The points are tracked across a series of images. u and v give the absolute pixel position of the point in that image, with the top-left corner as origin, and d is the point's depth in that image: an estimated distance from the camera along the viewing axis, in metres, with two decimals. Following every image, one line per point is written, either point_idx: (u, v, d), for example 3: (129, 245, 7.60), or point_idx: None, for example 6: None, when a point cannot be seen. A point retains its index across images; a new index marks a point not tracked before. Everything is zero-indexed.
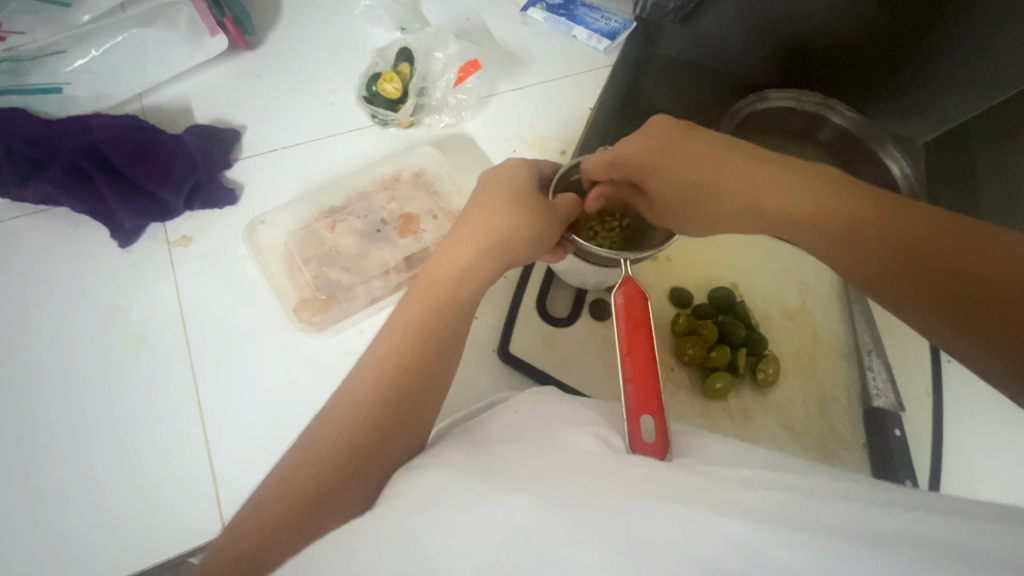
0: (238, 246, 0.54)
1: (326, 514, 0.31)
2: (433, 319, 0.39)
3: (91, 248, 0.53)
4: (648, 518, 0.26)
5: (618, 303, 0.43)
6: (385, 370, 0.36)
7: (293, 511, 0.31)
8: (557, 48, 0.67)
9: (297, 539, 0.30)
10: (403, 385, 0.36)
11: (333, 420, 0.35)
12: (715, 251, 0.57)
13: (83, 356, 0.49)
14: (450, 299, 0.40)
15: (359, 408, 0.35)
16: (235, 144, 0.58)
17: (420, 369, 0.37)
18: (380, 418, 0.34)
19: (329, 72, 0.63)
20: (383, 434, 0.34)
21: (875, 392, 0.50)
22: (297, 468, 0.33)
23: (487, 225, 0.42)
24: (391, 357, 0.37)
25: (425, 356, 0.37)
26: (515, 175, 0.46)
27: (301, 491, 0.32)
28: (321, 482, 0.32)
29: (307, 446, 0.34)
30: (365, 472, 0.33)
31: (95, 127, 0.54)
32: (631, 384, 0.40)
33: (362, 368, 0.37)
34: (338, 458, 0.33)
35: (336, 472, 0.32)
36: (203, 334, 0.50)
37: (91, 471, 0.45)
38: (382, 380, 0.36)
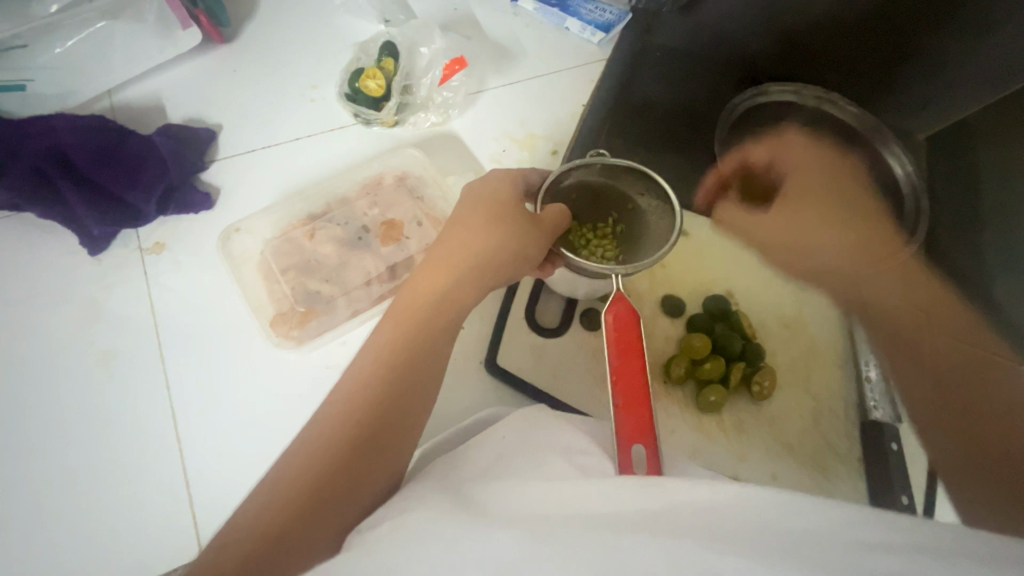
0: (213, 254, 0.51)
1: (294, 555, 0.30)
2: (411, 343, 0.37)
3: (60, 257, 0.51)
4: (634, 555, 0.26)
5: (607, 322, 0.41)
6: (360, 400, 0.35)
7: (258, 549, 0.30)
8: (549, 41, 0.64)
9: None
10: (378, 415, 0.35)
11: (307, 444, 0.34)
12: (706, 259, 0.55)
13: (55, 371, 0.47)
14: (425, 319, 0.39)
15: (330, 436, 0.34)
16: (210, 145, 0.55)
17: (395, 389, 0.36)
18: (351, 446, 0.33)
19: (309, 67, 0.60)
20: (360, 466, 0.33)
21: (873, 405, 0.49)
22: (265, 500, 0.32)
23: (465, 243, 0.41)
24: (363, 388, 0.36)
25: (399, 380, 0.36)
26: (498, 188, 0.44)
27: (267, 528, 0.30)
28: (289, 522, 0.30)
29: (279, 476, 0.33)
30: (335, 507, 0.32)
31: (60, 128, 0.51)
32: (621, 411, 0.37)
33: (337, 397, 0.36)
34: (307, 496, 0.31)
35: (305, 511, 0.31)
36: (179, 348, 0.48)
37: (62, 495, 0.44)
38: (356, 407, 0.35)
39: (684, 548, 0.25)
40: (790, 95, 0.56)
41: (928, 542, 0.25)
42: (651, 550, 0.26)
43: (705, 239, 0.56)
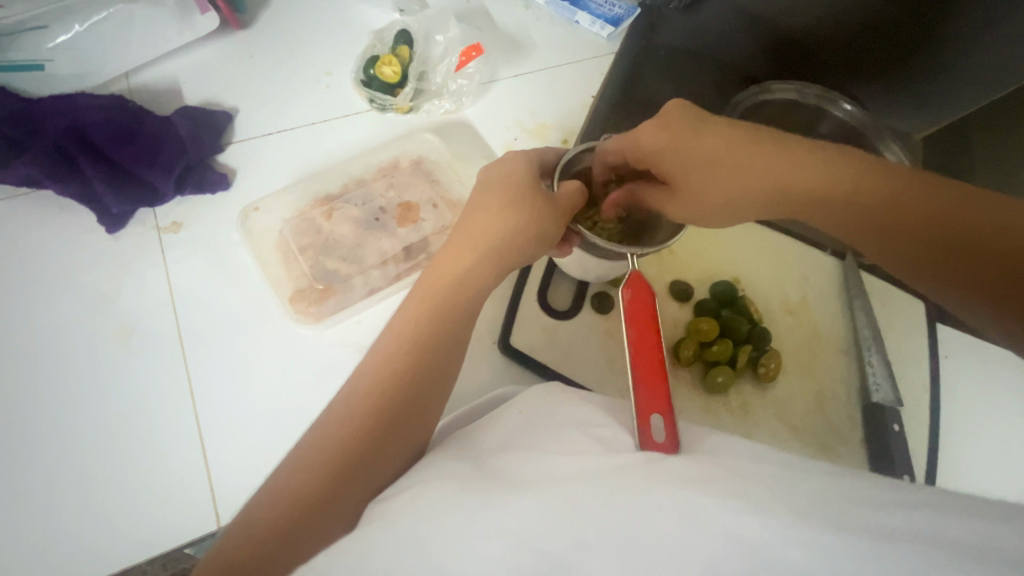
0: (230, 234, 0.52)
1: (317, 530, 0.31)
2: (429, 328, 0.38)
3: (78, 234, 0.51)
4: (656, 517, 0.27)
5: (624, 299, 0.43)
6: (380, 381, 0.36)
7: (281, 524, 0.31)
8: (560, 33, 0.65)
9: (284, 563, 0.30)
10: (397, 396, 0.36)
11: (326, 426, 0.35)
12: (716, 244, 0.57)
13: (74, 345, 0.48)
14: (443, 308, 0.39)
15: (345, 425, 0.34)
16: (227, 128, 0.56)
17: (415, 372, 0.37)
18: (367, 433, 0.34)
19: (325, 54, 0.61)
20: (378, 447, 0.34)
21: (873, 386, 0.50)
22: (278, 487, 0.33)
23: (484, 230, 0.42)
24: (383, 370, 0.37)
25: (416, 371, 0.37)
26: (515, 172, 0.45)
27: (287, 506, 0.31)
28: (312, 497, 0.32)
29: (302, 455, 0.34)
30: (355, 485, 0.33)
31: (81, 107, 0.52)
32: (640, 385, 0.39)
33: (358, 379, 0.37)
34: (328, 472, 0.33)
35: (326, 487, 0.32)
36: (196, 325, 0.49)
37: (80, 465, 0.44)
38: (372, 396, 0.35)
39: (705, 503, 0.27)
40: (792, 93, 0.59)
41: (935, 498, 0.26)
42: (672, 510, 0.27)
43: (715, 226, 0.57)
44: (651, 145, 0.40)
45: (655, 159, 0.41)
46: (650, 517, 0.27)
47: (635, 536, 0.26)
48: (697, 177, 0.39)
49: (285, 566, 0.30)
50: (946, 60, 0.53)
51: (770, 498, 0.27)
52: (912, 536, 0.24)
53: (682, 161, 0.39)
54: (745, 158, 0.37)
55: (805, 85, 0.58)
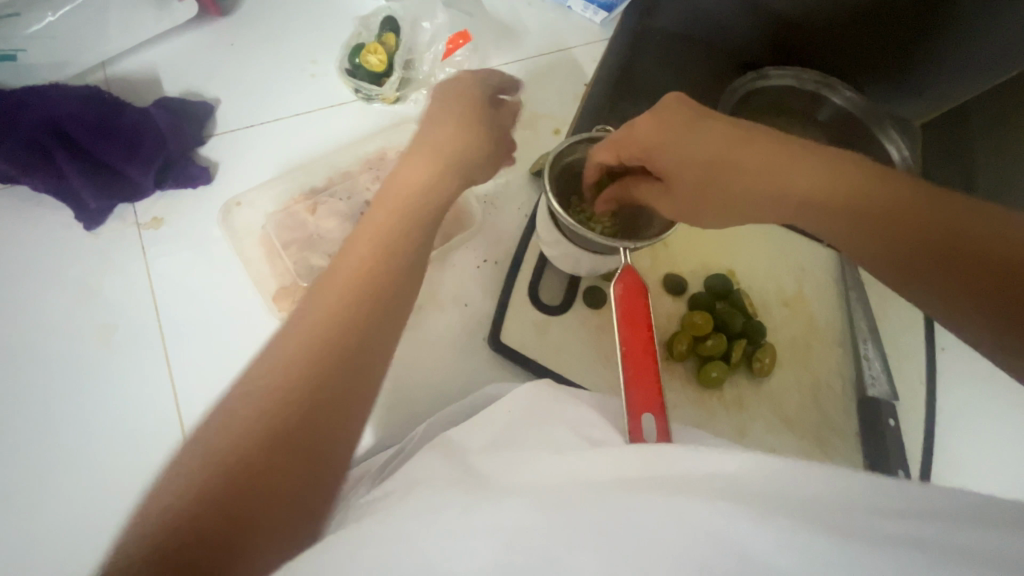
0: (212, 229, 0.51)
1: (247, 515, 0.25)
2: (377, 263, 0.35)
3: (56, 231, 0.50)
4: (642, 516, 0.26)
5: (616, 294, 0.41)
6: (323, 328, 0.31)
7: (196, 511, 0.24)
8: (552, 18, 0.63)
9: (228, 564, 0.24)
10: (343, 343, 0.30)
11: (256, 386, 0.29)
12: (710, 235, 0.55)
13: (52, 344, 0.47)
14: (395, 234, 0.37)
15: (286, 397, 0.28)
16: (209, 119, 0.55)
17: (364, 315, 0.32)
18: (308, 391, 0.29)
19: (309, 42, 0.59)
20: (323, 407, 0.28)
21: (869, 381, 0.50)
22: (202, 478, 0.25)
23: (439, 146, 0.44)
24: (326, 315, 0.31)
25: (366, 312, 0.32)
26: (467, 93, 0.49)
27: (207, 489, 0.25)
28: (241, 475, 0.26)
29: (223, 421, 0.28)
30: (296, 458, 0.27)
31: (55, 98, 0.50)
32: (632, 381, 0.38)
33: (294, 324, 0.31)
34: (262, 444, 0.27)
35: (259, 464, 0.26)
36: (177, 323, 0.48)
37: (63, 467, 0.44)
38: (315, 345, 0.30)
39: (691, 505, 0.26)
40: (789, 80, 0.58)
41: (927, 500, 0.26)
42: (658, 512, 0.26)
43: None
44: (644, 143, 0.38)
45: (647, 158, 0.39)
46: (635, 519, 0.26)
47: (624, 540, 0.25)
48: (686, 170, 0.38)
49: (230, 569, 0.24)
50: (952, 42, 0.52)
51: (763, 497, 0.26)
52: (905, 543, 0.23)
53: (676, 158, 0.37)
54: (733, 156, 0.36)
55: (802, 72, 0.57)
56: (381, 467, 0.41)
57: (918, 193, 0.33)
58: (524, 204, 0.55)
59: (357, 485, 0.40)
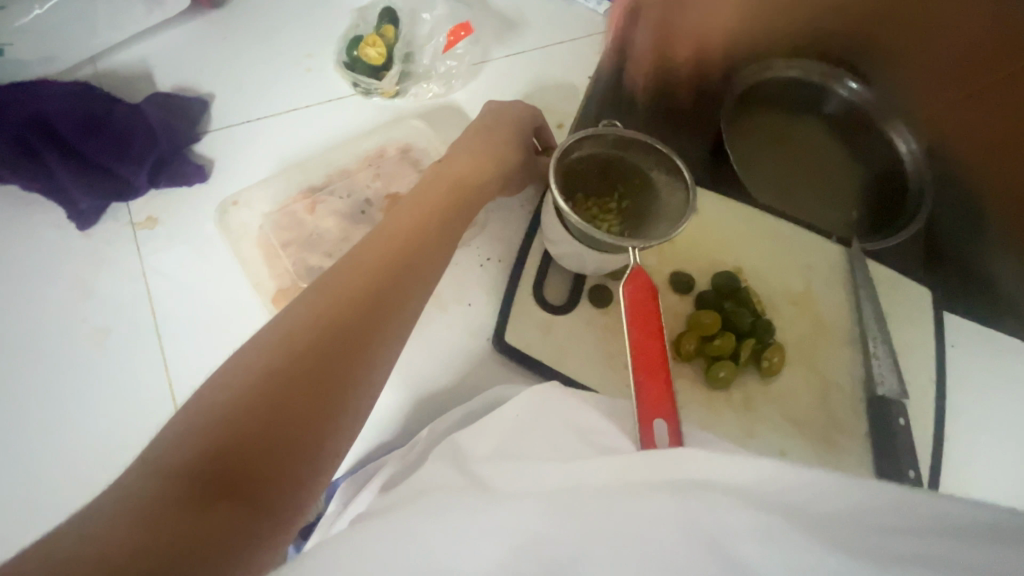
0: (208, 229, 0.49)
1: (283, 441, 0.27)
2: (403, 247, 0.38)
3: (48, 232, 0.49)
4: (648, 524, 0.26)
5: (625, 296, 0.40)
6: (354, 290, 0.34)
7: (239, 432, 0.26)
8: (553, 9, 0.62)
9: (264, 484, 0.26)
10: (373, 306, 0.34)
11: (292, 329, 0.31)
12: (717, 231, 0.54)
13: (46, 347, 0.46)
14: (423, 234, 0.40)
15: (300, 351, 0.30)
16: (203, 115, 0.53)
17: (390, 285, 0.35)
18: (340, 341, 0.31)
19: (305, 34, 0.58)
20: (353, 357, 0.32)
21: (879, 379, 0.49)
22: (224, 414, 0.27)
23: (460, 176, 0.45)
24: (358, 280, 0.35)
25: (392, 282, 0.36)
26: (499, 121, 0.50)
27: (248, 413, 0.27)
28: (280, 403, 0.28)
29: (260, 356, 0.29)
30: (328, 397, 0.29)
31: (44, 96, 0.49)
32: (643, 384, 0.38)
33: (326, 284, 0.34)
34: (299, 379, 0.29)
35: (296, 396, 0.28)
36: (174, 326, 0.46)
37: (58, 473, 0.42)
38: (347, 303, 0.33)
39: (699, 512, 0.25)
40: (798, 70, 0.59)
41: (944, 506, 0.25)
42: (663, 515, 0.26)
43: (716, 214, 0.55)
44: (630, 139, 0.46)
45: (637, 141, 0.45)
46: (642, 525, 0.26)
47: (628, 548, 0.25)
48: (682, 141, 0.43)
49: (246, 505, 0.25)
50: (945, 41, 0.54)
51: (776, 501, 0.26)
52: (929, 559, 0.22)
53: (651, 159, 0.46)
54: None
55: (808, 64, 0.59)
56: (385, 473, 0.41)
57: None
58: (527, 202, 0.54)
59: (364, 494, 0.40)
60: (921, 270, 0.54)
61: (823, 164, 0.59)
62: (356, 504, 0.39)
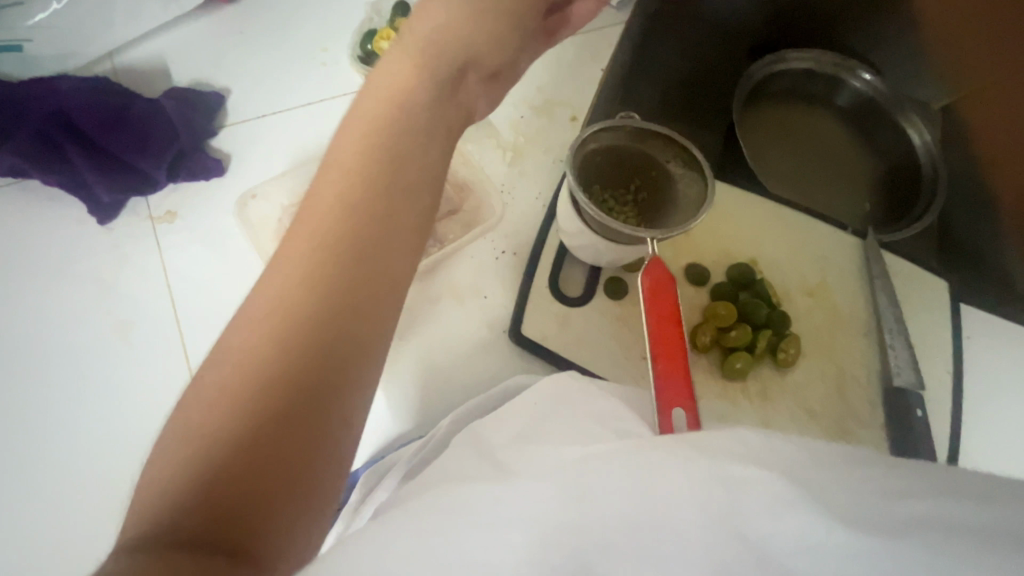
0: (227, 222, 0.50)
1: (274, 472, 0.24)
2: (368, 199, 0.31)
3: (69, 226, 0.50)
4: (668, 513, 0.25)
5: (644, 285, 0.41)
6: (316, 273, 0.28)
7: (221, 474, 0.23)
8: None
9: (260, 522, 0.23)
10: (344, 287, 0.28)
11: (254, 341, 0.26)
12: (732, 223, 0.54)
13: (69, 340, 0.46)
14: (380, 166, 0.32)
15: (273, 364, 0.26)
16: (220, 109, 0.54)
17: (358, 255, 0.29)
18: (314, 340, 0.27)
19: (319, 28, 0.58)
20: (331, 354, 0.27)
21: (895, 370, 0.49)
22: (207, 450, 0.24)
23: (438, 35, 0.37)
24: (318, 257, 0.29)
25: (359, 252, 0.29)
26: None
27: (228, 450, 0.24)
28: (263, 429, 0.24)
29: (229, 379, 0.26)
30: (314, 409, 0.26)
31: (64, 92, 0.49)
32: (661, 373, 0.38)
33: (282, 272, 0.28)
34: (279, 398, 0.25)
35: (277, 419, 0.25)
36: (196, 317, 0.47)
37: (83, 462, 0.43)
38: (313, 291, 0.28)
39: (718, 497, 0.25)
40: (809, 63, 0.58)
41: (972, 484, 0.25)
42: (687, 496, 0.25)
43: (731, 205, 0.55)
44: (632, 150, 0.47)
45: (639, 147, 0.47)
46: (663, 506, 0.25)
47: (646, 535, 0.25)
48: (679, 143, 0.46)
49: (244, 553, 0.22)
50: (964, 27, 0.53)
51: (809, 477, 0.25)
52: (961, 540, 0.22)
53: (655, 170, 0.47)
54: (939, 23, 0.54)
55: (822, 54, 0.58)
56: (404, 463, 0.41)
57: None
58: (542, 195, 0.54)
59: (383, 486, 0.40)
60: (937, 261, 0.54)
61: (836, 158, 0.59)
62: (378, 493, 0.39)
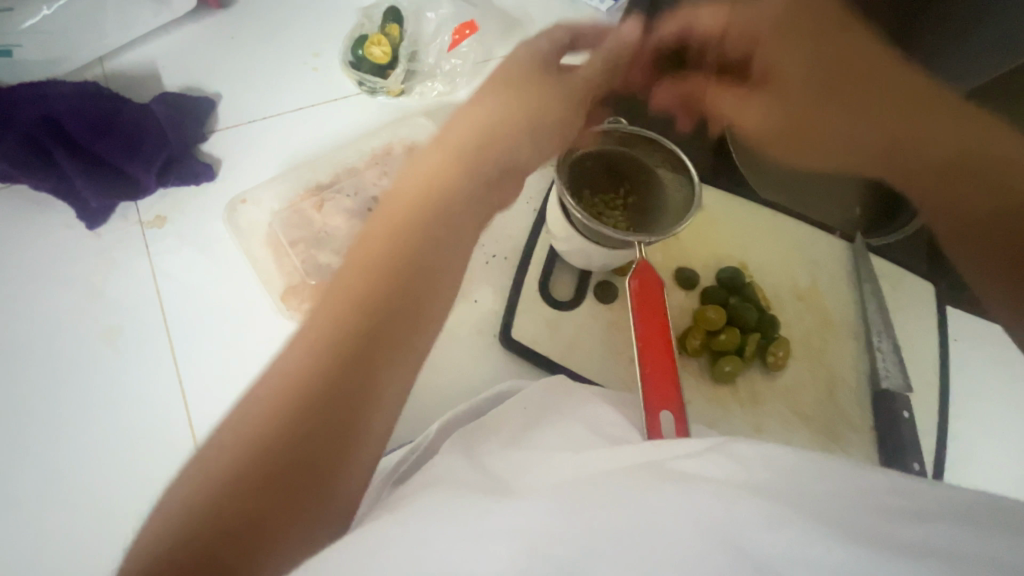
0: (217, 227, 0.50)
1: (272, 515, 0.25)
2: (399, 252, 0.33)
3: (57, 230, 0.49)
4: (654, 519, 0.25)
5: (632, 288, 0.41)
6: (348, 323, 0.30)
7: (222, 509, 0.25)
8: (557, 8, 0.62)
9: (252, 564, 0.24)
10: (367, 340, 0.30)
11: (280, 380, 0.28)
12: (723, 227, 0.55)
13: (57, 345, 0.46)
14: (414, 223, 0.35)
15: (288, 405, 0.27)
16: (211, 114, 0.54)
17: (386, 311, 0.31)
18: (331, 386, 0.28)
19: (311, 34, 0.58)
20: (347, 404, 0.28)
21: (883, 373, 0.49)
22: (213, 484, 0.25)
23: (484, 123, 0.41)
24: (352, 308, 0.31)
25: (387, 308, 0.31)
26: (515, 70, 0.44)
27: (232, 486, 0.25)
28: (265, 473, 0.26)
29: (251, 414, 0.27)
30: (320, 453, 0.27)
31: (52, 96, 0.49)
32: (649, 376, 0.38)
33: (323, 316, 0.31)
34: (285, 441, 0.26)
35: (282, 464, 0.26)
36: (184, 322, 0.47)
37: (68, 468, 0.43)
38: (340, 339, 0.29)
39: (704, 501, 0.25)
40: None
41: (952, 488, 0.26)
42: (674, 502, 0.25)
43: (719, 211, 0.56)
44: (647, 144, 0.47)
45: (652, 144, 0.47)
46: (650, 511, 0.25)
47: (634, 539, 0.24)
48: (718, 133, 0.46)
49: None
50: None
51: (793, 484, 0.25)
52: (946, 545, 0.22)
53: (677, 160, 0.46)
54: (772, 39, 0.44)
55: None
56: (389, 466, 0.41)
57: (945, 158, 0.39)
58: (533, 200, 0.54)
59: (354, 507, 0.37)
60: (925, 265, 0.54)
61: None
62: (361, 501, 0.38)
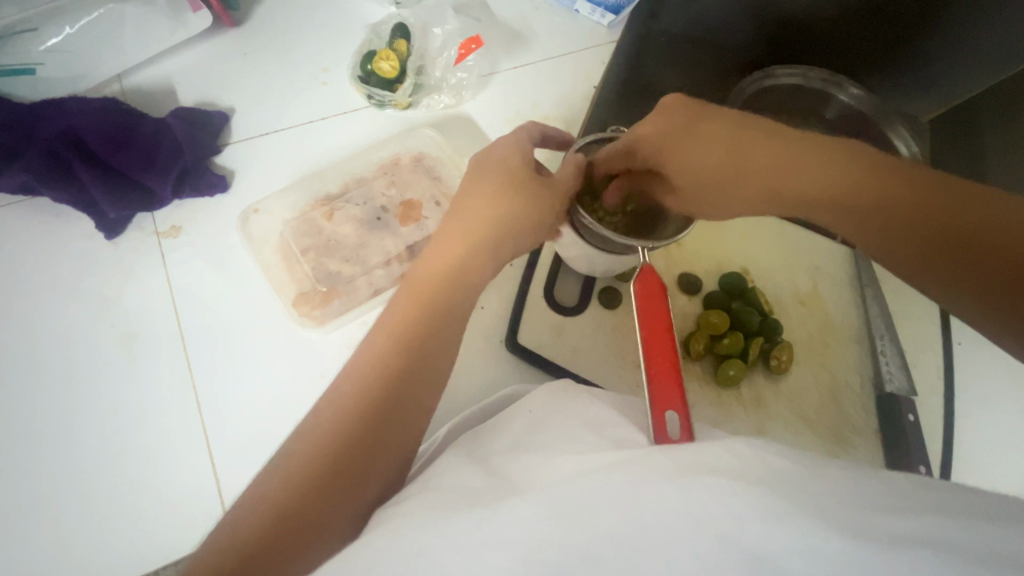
0: (230, 236, 0.51)
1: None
2: (419, 323, 0.34)
3: (76, 241, 0.51)
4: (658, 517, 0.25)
5: (635, 293, 0.42)
6: (364, 391, 0.31)
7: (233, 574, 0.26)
8: (560, 22, 0.63)
9: None
10: (380, 407, 0.31)
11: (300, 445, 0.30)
12: (724, 234, 0.56)
13: (75, 352, 0.47)
14: (433, 297, 0.36)
15: (303, 472, 0.28)
16: (224, 128, 0.55)
17: (400, 381, 0.32)
18: (345, 453, 0.29)
19: (320, 50, 0.60)
20: (357, 472, 0.29)
21: (887, 375, 0.50)
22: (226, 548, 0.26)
23: (485, 220, 0.40)
24: (369, 376, 0.32)
25: (400, 378, 0.32)
26: (507, 158, 0.43)
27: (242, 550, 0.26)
28: (277, 539, 0.27)
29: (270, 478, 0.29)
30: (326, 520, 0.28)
31: (73, 112, 0.51)
32: (653, 379, 0.39)
33: (342, 383, 0.32)
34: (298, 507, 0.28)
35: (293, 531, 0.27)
36: (198, 329, 0.48)
37: (85, 471, 0.44)
38: (355, 405, 0.31)
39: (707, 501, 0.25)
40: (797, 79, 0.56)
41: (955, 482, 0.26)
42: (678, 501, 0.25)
43: None
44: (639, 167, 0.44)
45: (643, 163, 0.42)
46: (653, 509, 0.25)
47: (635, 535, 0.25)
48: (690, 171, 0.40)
49: None
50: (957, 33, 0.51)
51: (795, 484, 0.26)
52: (950, 543, 0.21)
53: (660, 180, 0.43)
54: (670, 143, 0.40)
55: (810, 69, 0.56)
56: None
57: (909, 180, 0.34)
58: None
59: None
60: None
61: None
62: None
